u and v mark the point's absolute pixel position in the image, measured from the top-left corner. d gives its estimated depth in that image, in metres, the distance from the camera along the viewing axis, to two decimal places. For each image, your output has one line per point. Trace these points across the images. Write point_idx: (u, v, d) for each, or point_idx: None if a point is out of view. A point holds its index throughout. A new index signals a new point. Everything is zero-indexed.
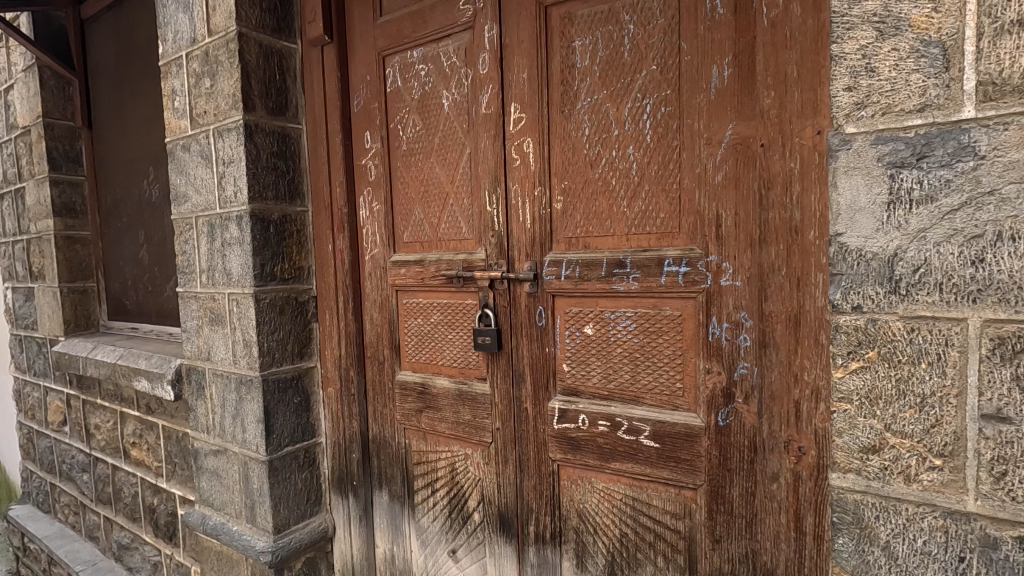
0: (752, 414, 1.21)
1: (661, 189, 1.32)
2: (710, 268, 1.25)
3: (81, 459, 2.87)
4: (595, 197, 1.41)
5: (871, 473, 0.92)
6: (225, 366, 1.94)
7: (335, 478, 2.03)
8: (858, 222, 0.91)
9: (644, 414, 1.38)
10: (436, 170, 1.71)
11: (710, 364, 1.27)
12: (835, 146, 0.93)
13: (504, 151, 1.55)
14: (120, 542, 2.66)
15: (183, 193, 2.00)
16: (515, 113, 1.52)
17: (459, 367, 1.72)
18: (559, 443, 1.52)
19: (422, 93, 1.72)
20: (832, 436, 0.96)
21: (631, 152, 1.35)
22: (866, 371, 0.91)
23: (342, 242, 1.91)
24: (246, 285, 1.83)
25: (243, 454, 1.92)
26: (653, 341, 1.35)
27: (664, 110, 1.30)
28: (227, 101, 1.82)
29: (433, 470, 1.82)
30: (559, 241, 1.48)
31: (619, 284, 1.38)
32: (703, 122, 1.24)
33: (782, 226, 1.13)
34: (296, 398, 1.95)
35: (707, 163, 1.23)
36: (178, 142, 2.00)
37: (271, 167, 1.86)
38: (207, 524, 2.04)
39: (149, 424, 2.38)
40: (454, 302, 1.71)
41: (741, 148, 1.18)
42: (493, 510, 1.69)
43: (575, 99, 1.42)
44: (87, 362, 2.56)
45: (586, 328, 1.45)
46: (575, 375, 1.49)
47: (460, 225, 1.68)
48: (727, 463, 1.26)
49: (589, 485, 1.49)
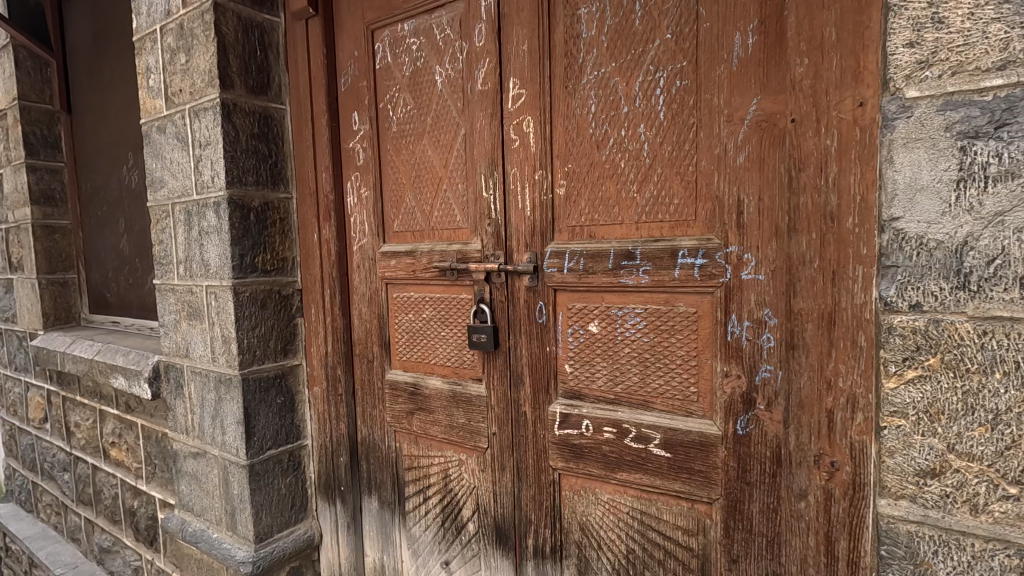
0: (777, 423, 1.08)
1: (675, 172, 1.18)
2: (729, 260, 1.12)
3: (62, 458, 2.76)
4: (601, 181, 1.28)
5: (927, 500, 0.80)
6: (204, 364, 1.81)
7: (322, 482, 1.91)
8: (919, 204, 0.78)
9: (653, 421, 1.25)
10: (428, 153, 1.58)
11: (728, 367, 1.14)
12: (892, 114, 0.79)
13: (502, 131, 1.42)
14: (101, 545, 2.55)
15: (159, 179, 1.86)
16: (514, 90, 1.39)
17: (453, 367, 1.60)
18: (560, 450, 1.40)
19: (414, 70, 1.58)
20: (881, 457, 0.84)
21: (642, 131, 1.22)
22: (926, 381, 0.79)
23: (328, 232, 1.78)
24: (223, 277, 1.70)
25: (223, 458, 1.80)
26: (664, 341, 1.22)
27: (679, 84, 1.16)
28: (203, 78, 1.68)
29: (425, 477, 1.69)
30: (562, 230, 1.35)
31: (627, 278, 1.25)
32: (723, 96, 1.10)
33: (815, 212, 1.00)
34: (279, 398, 1.83)
35: (727, 143, 1.10)
36: (153, 124, 1.86)
37: (251, 151, 1.73)
38: (187, 530, 1.92)
39: (128, 423, 2.26)
40: (447, 297, 1.58)
41: (766, 125, 1.05)
42: (488, 521, 1.57)
43: (580, 72, 1.29)
44: (65, 358, 2.44)
45: (590, 326, 1.32)
46: (578, 378, 1.36)
47: (454, 213, 1.55)
48: (747, 476, 1.14)
49: (594, 497, 1.37)
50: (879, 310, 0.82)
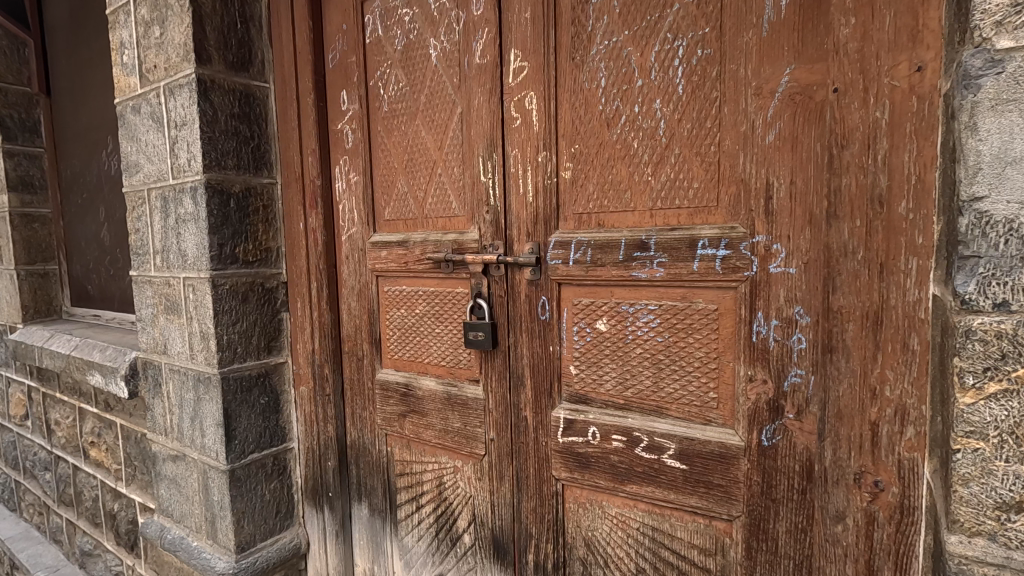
0: (810, 435, 0.96)
1: (694, 152, 1.05)
2: (756, 251, 0.99)
3: (43, 457, 2.65)
4: (611, 163, 1.15)
5: (1010, 539, 0.68)
6: (182, 362, 1.69)
7: (309, 487, 1.79)
8: (1009, 181, 0.65)
9: (668, 429, 1.13)
10: (422, 134, 1.45)
11: (753, 370, 1.01)
12: (976, 70, 0.67)
13: (502, 110, 1.29)
14: (83, 548, 2.44)
15: (135, 162, 1.74)
16: (515, 62, 1.26)
17: (448, 366, 1.47)
18: (564, 459, 1.28)
19: (407, 43, 1.45)
20: (953, 485, 0.71)
21: (658, 107, 1.09)
22: (1013, 396, 0.66)
23: (314, 221, 1.65)
24: (201, 269, 1.57)
25: (202, 462, 1.68)
26: (681, 340, 1.10)
27: (701, 53, 1.03)
28: (178, 52, 1.55)
29: (419, 484, 1.58)
30: (567, 217, 1.22)
31: (640, 271, 1.12)
32: (751, 66, 0.97)
33: (860, 195, 0.87)
34: (263, 398, 1.71)
35: (755, 118, 0.97)
36: (127, 103, 1.73)
37: (231, 132, 1.60)
38: (166, 538, 1.81)
39: (107, 423, 2.15)
40: (441, 291, 1.45)
41: (801, 98, 0.92)
42: (486, 533, 1.45)
43: (589, 42, 1.16)
44: (43, 354, 2.32)
45: (598, 324, 1.20)
46: (584, 380, 1.24)
47: (450, 199, 1.42)
48: (772, 492, 1.02)
49: (600, 510, 1.25)
50: (955, 310, 0.70)
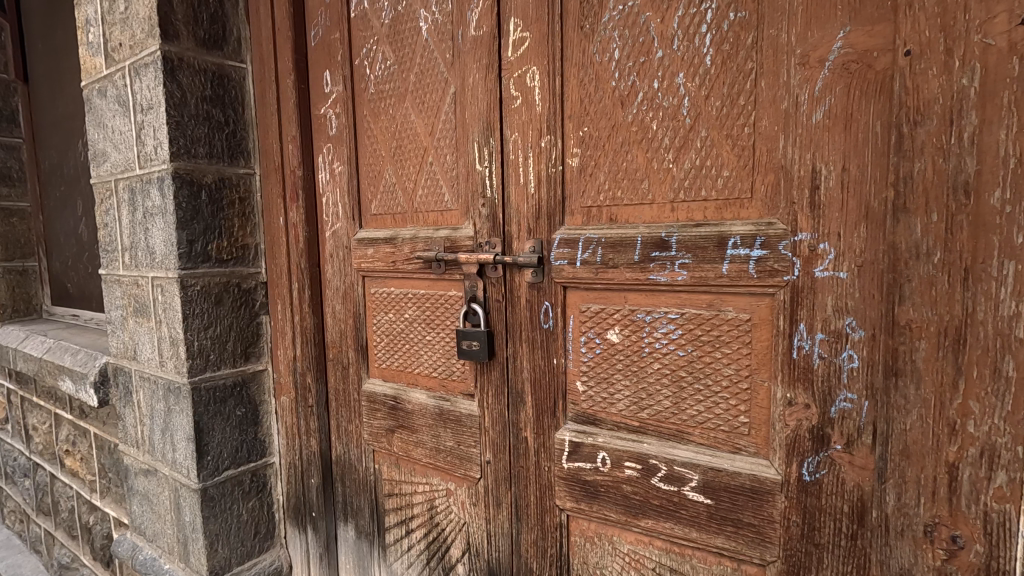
0: (863, 471, 0.81)
1: (723, 135, 0.89)
2: (798, 251, 0.83)
3: (23, 463, 2.52)
4: (625, 148, 0.99)
5: None
6: (152, 369, 1.55)
7: (291, 505, 1.64)
8: None
9: (690, 458, 0.97)
10: (411, 117, 1.29)
11: (793, 393, 0.85)
12: None
13: (500, 89, 1.13)
14: (60, 561, 2.30)
15: (102, 152, 1.59)
16: (515, 33, 1.10)
17: (439, 377, 1.32)
18: (570, 487, 1.12)
19: (394, 16, 1.29)
20: None
21: (681, 81, 0.92)
22: None
23: (295, 216, 1.50)
24: (169, 268, 1.43)
25: (173, 479, 1.54)
26: (707, 355, 0.93)
27: (734, 17, 0.86)
28: (143, 28, 1.40)
29: (408, 506, 1.42)
30: (574, 211, 1.06)
31: (659, 274, 0.96)
32: (796, 30, 0.81)
33: (937, 183, 0.71)
34: (239, 409, 1.57)
35: (799, 93, 0.81)
36: (93, 86, 1.59)
37: (202, 117, 1.45)
38: (137, 559, 1.68)
39: (82, 431, 2.01)
40: (431, 294, 1.29)
41: (857, 68, 0.76)
42: (481, 565, 1.30)
43: (600, 6, 0.99)
44: (17, 355, 2.19)
45: (609, 334, 1.04)
46: (593, 398, 1.08)
47: (442, 190, 1.26)
48: (816, 536, 0.86)
49: (611, 546, 1.10)
50: None
